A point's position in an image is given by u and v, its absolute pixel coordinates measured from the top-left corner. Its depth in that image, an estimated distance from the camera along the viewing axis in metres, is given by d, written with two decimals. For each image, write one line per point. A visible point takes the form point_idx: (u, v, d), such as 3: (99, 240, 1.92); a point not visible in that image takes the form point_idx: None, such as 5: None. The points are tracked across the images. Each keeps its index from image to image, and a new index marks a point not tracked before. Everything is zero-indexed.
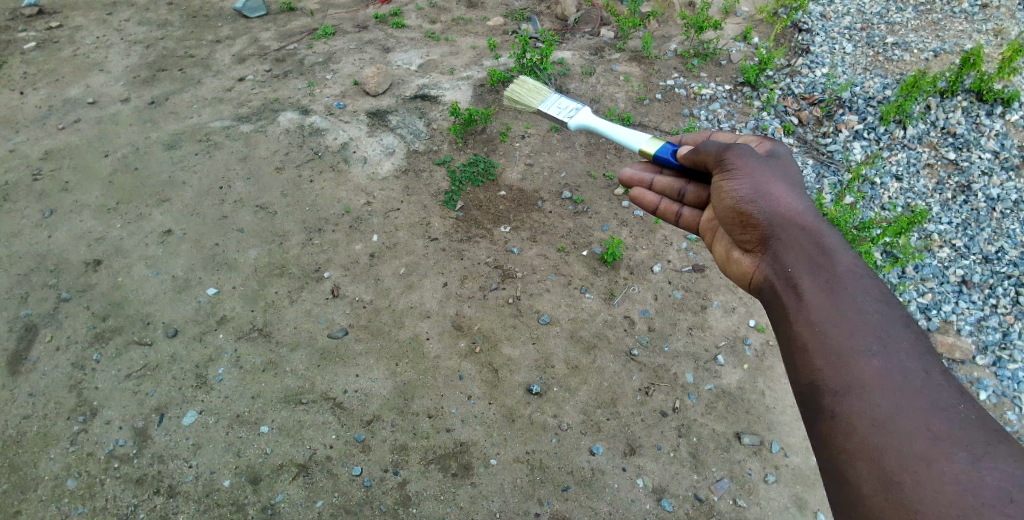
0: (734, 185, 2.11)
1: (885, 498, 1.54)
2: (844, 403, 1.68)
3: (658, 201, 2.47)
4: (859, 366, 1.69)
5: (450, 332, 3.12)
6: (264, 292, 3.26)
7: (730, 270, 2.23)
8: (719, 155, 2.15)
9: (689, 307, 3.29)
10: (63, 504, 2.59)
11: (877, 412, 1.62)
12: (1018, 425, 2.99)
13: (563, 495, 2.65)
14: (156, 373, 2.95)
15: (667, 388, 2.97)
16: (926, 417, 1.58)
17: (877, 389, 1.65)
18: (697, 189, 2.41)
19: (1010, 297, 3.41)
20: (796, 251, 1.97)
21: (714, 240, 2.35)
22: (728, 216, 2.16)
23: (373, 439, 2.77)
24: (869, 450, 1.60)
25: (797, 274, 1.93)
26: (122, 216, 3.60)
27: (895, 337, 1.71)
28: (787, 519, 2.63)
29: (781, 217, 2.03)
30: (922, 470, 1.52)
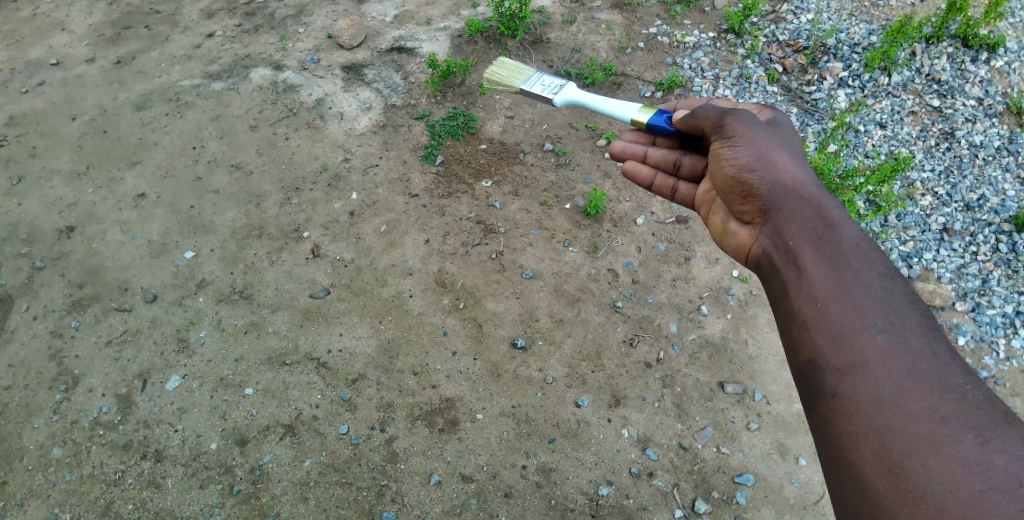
0: (733, 151, 2.06)
1: (891, 482, 1.50)
2: (848, 383, 1.64)
3: (653, 175, 2.47)
4: (863, 344, 1.66)
5: (434, 289, 3.10)
6: (243, 254, 3.20)
7: (728, 242, 2.19)
8: (719, 120, 2.09)
9: (672, 259, 3.28)
10: (49, 472, 2.57)
11: (882, 391, 1.59)
12: (994, 369, 3.04)
13: (550, 447, 2.68)
14: (137, 339, 2.91)
15: (651, 339, 2.99)
16: (931, 398, 1.55)
17: (882, 368, 1.62)
18: (692, 160, 2.39)
19: (990, 245, 3.44)
20: (797, 224, 1.93)
21: (710, 210, 2.31)
22: (727, 187, 2.11)
23: (360, 397, 2.77)
24: (875, 432, 1.56)
25: (799, 246, 1.90)
26: (93, 180, 3.49)
27: (900, 314, 1.69)
28: (769, 464, 2.69)
29: (784, 187, 1.99)
30: (929, 452, 1.49)
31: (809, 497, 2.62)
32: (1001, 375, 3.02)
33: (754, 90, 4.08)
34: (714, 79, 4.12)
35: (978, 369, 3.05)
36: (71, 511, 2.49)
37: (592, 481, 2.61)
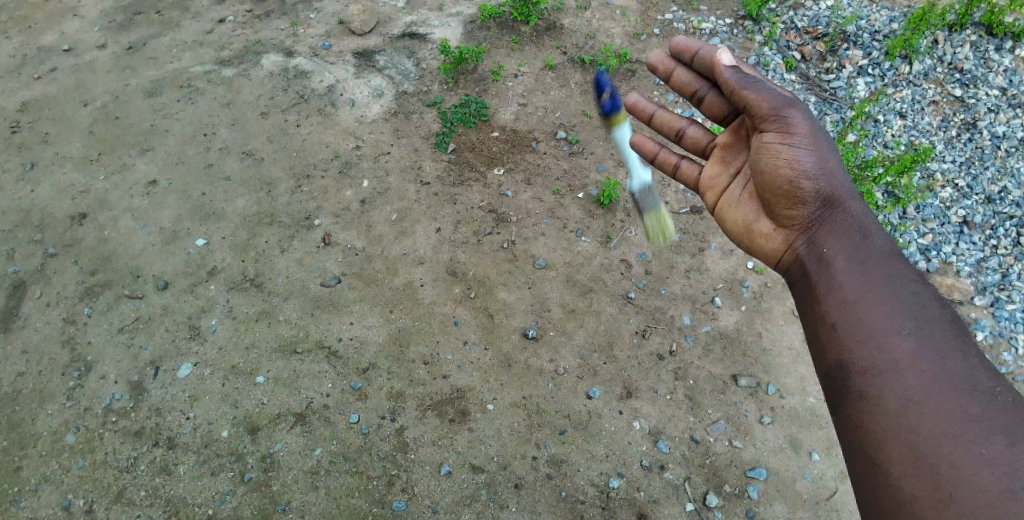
0: (791, 149, 1.99)
1: (918, 481, 1.53)
2: (874, 383, 1.67)
3: (658, 149, 2.42)
4: (893, 345, 1.69)
5: (445, 278, 3.09)
6: (254, 242, 3.20)
7: (747, 236, 2.16)
8: (781, 111, 2.00)
9: (686, 250, 3.24)
10: (63, 458, 2.59)
11: (909, 393, 1.62)
12: (1013, 366, 2.99)
13: (561, 439, 2.67)
14: (149, 326, 2.92)
15: (663, 331, 2.97)
16: (961, 400, 1.59)
17: (909, 370, 1.65)
18: (697, 133, 2.36)
19: (1011, 238, 3.37)
20: (835, 231, 1.96)
21: (723, 199, 2.23)
22: (771, 182, 2.04)
23: (370, 386, 2.76)
24: (900, 430, 1.59)
25: (835, 252, 1.92)
26: (105, 167, 3.50)
27: (930, 319, 1.73)
28: (781, 459, 2.67)
29: (832, 193, 1.99)
30: (957, 452, 1.53)
31: (821, 493, 2.60)
32: (1020, 372, 2.97)
33: (771, 77, 4.00)
34: None
35: (997, 365, 2.99)
36: (84, 497, 2.51)
37: (602, 474, 2.60)
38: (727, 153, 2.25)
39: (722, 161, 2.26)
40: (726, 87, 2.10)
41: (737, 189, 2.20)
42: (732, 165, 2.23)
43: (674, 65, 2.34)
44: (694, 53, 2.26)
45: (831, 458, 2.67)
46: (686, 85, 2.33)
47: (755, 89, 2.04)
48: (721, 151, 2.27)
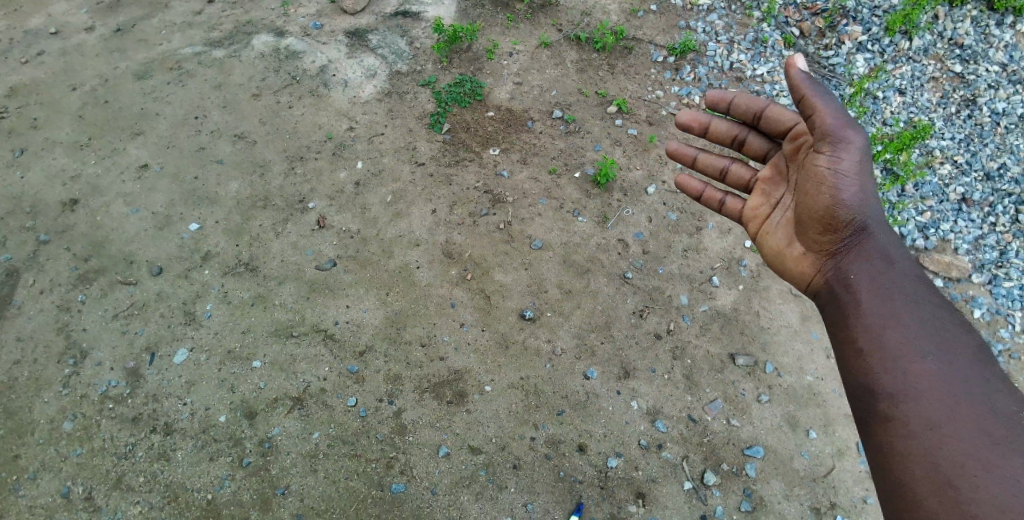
0: (838, 176, 2.04)
1: (941, 499, 1.60)
2: (899, 405, 1.74)
3: (703, 187, 2.46)
4: (917, 369, 1.77)
5: (440, 259, 3.07)
6: (248, 225, 3.17)
7: (780, 258, 2.25)
8: (838, 135, 2.03)
9: (684, 229, 3.22)
10: (61, 446, 2.58)
11: (933, 415, 1.70)
12: (1010, 342, 2.99)
13: (558, 420, 2.67)
14: (144, 312, 2.91)
15: (661, 311, 2.96)
16: (982, 422, 1.68)
17: (933, 393, 1.73)
18: (740, 169, 2.41)
19: (1009, 216, 3.35)
20: (864, 260, 2.03)
21: (764, 227, 2.30)
22: (811, 208, 2.10)
23: (367, 369, 2.75)
24: (925, 450, 1.66)
25: (863, 280, 1.99)
26: (96, 152, 3.45)
27: (952, 344, 1.82)
28: (779, 437, 2.67)
29: (866, 221, 2.06)
30: (978, 471, 1.60)
31: (819, 470, 2.61)
32: (1017, 349, 2.97)
33: (770, 54, 3.95)
34: (728, 43, 3.99)
35: (994, 342, 2.99)
36: (83, 484, 2.51)
37: (600, 453, 2.60)
38: (768, 185, 2.30)
39: (764, 192, 2.31)
40: (798, 93, 2.06)
41: (778, 216, 2.26)
42: (774, 194, 2.28)
43: (707, 117, 2.41)
44: (729, 104, 2.33)
45: (828, 436, 2.68)
46: (724, 133, 2.41)
47: (823, 103, 2.04)
48: (763, 183, 2.32)
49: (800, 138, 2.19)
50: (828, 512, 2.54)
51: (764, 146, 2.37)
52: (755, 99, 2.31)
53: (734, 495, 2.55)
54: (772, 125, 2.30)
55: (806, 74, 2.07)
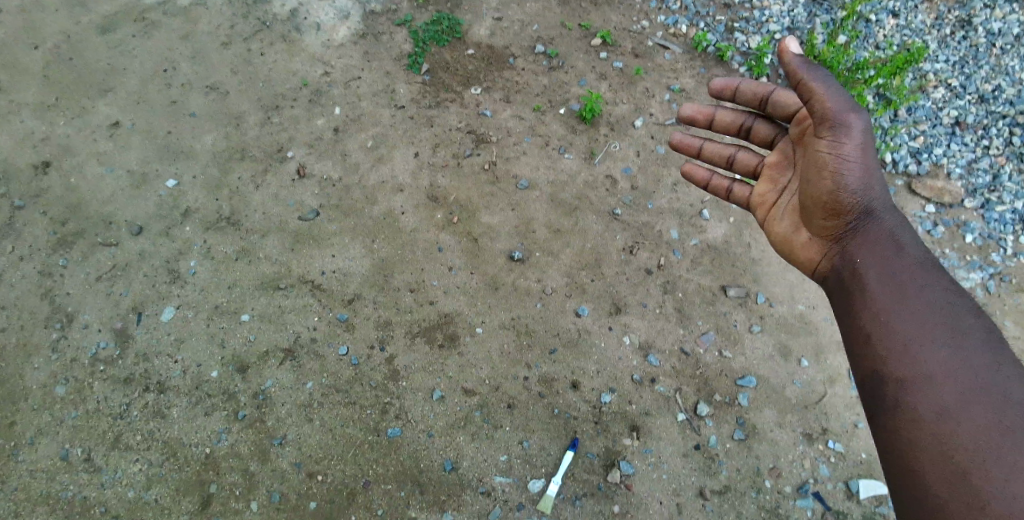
0: (840, 161, 1.93)
1: (952, 487, 1.55)
2: (908, 392, 1.68)
3: (709, 175, 2.39)
4: (926, 356, 1.70)
5: (425, 204, 3.01)
6: (227, 179, 3.08)
7: (786, 248, 2.14)
8: (840, 119, 1.91)
9: (673, 162, 3.16)
10: (55, 410, 2.54)
11: (944, 402, 1.63)
12: (1001, 266, 2.98)
13: (551, 358, 2.67)
14: (127, 273, 2.84)
15: (651, 246, 2.93)
16: (996, 408, 1.60)
17: (943, 379, 1.66)
18: (747, 156, 2.32)
19: (1003, 138, 3.29)
20: (871, 246, 1.93)
21: (770, 213, 2.19)
22: (814, 195, 2.00)
23: (357, 317, 2.73)
24: (936, 437, 1.60)
25: (869, 268, 1.90)
26: (63, 112, 3.27)
27: (964, 328, 1.73)
28: (771, 366, 2.69)
29: (872, 205, 1.96)
30: (991, 458, 1.54)
31: (811, 397, 2.64)
32: (1007, 272, 2.97)
33: None
34: None
35: (985, 266, 2.98)
36: (81, 446, 2.48)
37: (594, 389, 2.62)
38: (774, 170, 2.19)
39: (770, 178, 2.20)
40: (794, 79, 1.93)
41: (785, 202, 2.14)
42: (781, 179, 2.17)
43: (713, 108, 2.37)
44: (734, 91, 2.27)
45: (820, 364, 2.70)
46: (730, 122, 2.35)
47: (822, 85, 1.90)
48: (770, 168, 2.21)
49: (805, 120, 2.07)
50: (820, 438, 2.57)
51: (770, 133, 2.28)
52: (760, 83, 2.26)
53: (728, 425, 2.57)
54: (778, 108, 2.23)
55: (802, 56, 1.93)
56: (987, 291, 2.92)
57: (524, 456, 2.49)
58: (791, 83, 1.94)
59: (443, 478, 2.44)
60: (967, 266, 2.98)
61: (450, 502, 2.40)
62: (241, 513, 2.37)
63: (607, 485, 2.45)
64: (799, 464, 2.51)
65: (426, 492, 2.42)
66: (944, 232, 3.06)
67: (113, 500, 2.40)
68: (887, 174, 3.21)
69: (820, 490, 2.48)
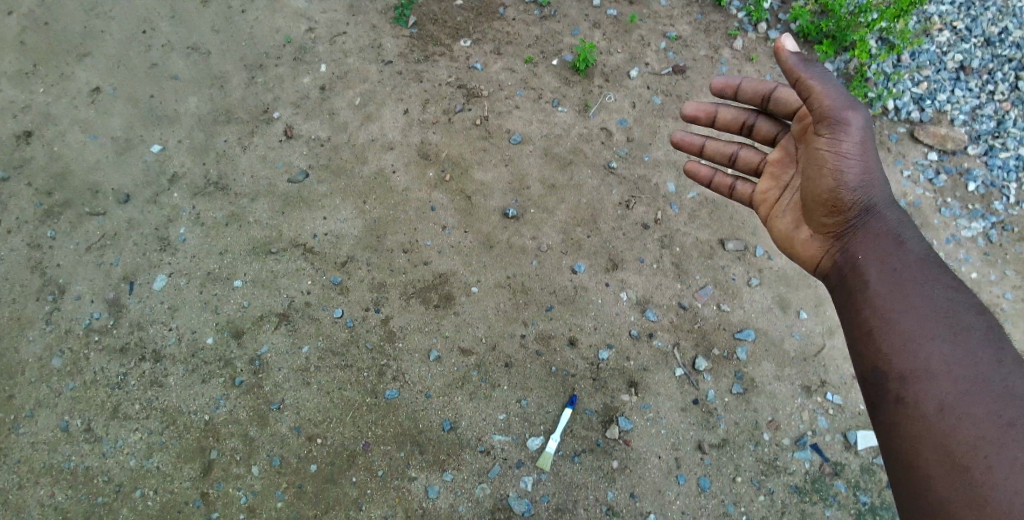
0: (840, 158, 1.90)
1: (955, 485, 1.49)
2: (910, 387, 1.62)
3: (712, 173, 2.31)
4: (927, 349, 1.64)
5: (417, 162, 2.94)
6: (213, 142, 2.99)
7: (790, 247, 2.09)
8: (840, 116, 1.87)
9: (669, 113, 3.08)
10: (53, 382, 2.52)
11: (945, 397, 1.57)
12: (1003, 214, 2.93)
13: (548, 315, 2.64)
14: (117, 242, 2.77)
15: (648, 200, 2.87)
16: (999, 403, 1.54)
17: (946, 374, 1.60)
18: (749, 153, 2.27)
19: (1008, 83, 3.20)
20: (873, 243, 1.89)
21: (772, 211, 2.14)
22: (815, 193, 1.96)
23: (350, 280, 2.70)
24: (939, 434, 1.54)
25: (870, 264, 1.86)
26: (43, 79, 3.10)
27: (965, 322, 1.67)
28: (769, 319, 2.67)
29: (873, 201, 1.92)
30: (994, 455, 1.48)
31: (809, 350, 2.63)
32: (1010, 221, 2.92)
33: None
34: None
35: (988, 215, 2.93)
36: (80, 417, 2.46)
37: (592, 346, 2.60)
38: (776, 167, 2.13)
39: (771, 175, 2.15)
40: (792, 77, 1.90)
41: (787, 200, 2.09)
42: (782, 177, 2.12)
43: (714, 106, 2.32)
44: (736, 88, 2.23)
45: (819, 316, 2.68)
46: (733, 119, 2.30)
47: (820, 82, 1.87)
48: (771, 166, 2.15)
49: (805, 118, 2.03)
50: (818, 390, 2.57)
51: (774, 131, 2.25)
52: (761, 81, 2.20)
53: (726, 379, 2.57)
54: (780, 105, 2.18)
55: (799, 54, 1.89)
56: (989, 240, 2.87)
57: (522, 415, 2.49)
58: (790, 80, 1.91)
59: (442, 437, 2.45)
60: (969, 215, 2.92)
61: (450, 461, 2.41)
62: (243, 478, 2.38)
63: (606, 441, 2.45)
64: (797, 417, 2.52)
65: (425, 452, 2.42)
66: (946, 181, 3.00)
67: (115, 469, 2.40)
68: (888, 122, 3.13)
69: (819, 441, 2.49)
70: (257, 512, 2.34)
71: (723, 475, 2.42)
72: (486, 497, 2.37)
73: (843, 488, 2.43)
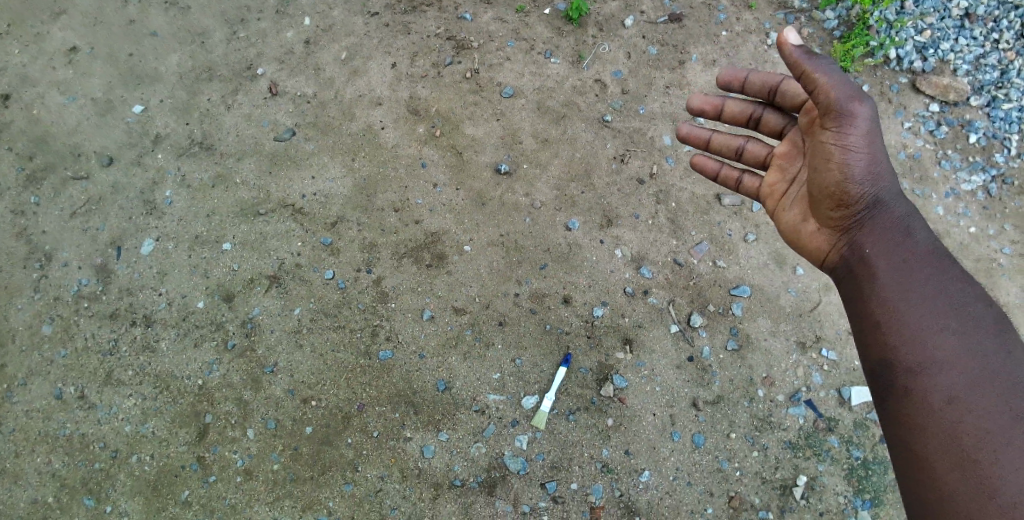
0: (846, 151, 1.83)
1: (961, 477, 1.54)
2: (919, 381, 1.64)
3: (719, 166, 2.21)
4: (936, 343, 1.66)
5: (406, 118, 2.86)
6: (196, 101, 2.90)
7: (797, 241, 2.02)
8: (844, 109, 1.81)
9: (665, 64, 2.98)
10: (45, 350, 2.50)
11: (954, 392, 1.61)
12: (1004, 167, 2.87)
13: (541, 274, 2.61)
14: (102, 206, 2.71)
15: (643, 154, 2.81)
16: (1005, 398, 1.59)
17: (953, 367, 1.63)
18: (756, 147, 2.15)
19: (1014, 31, 3.09)
20: (881, 236, 1.85)
21: (779, 204, 2.06)
22: (821, 186, 1.90)
23: (341, 241, 2.65)
24: (947, 428, 1.58)
25: (878, 257, 1.82)
26: (17, 39, 2.98)
27: (973, 317, 1.69)
28: (765, 275, 2.64)
29: (880, 194, 1.87)
30: (999, 451, 1.54)
31: (805, 306, 2.61)
32: (1010, 174, 2.86)
33: None
34: None
35: (989, 168, 2.87)
36: (74, 384, 2.46)
37: (586, 304, 2.58)
38: (784, 160, 2.05)
39: (779, 168, 2.06)
40: (795, 70, 1.82)
41: (794, 192, 2.01)
42: (789, 169, 2.03)
43: (721, 98, 2.21)
44: (742, 82, 2.14)
45: (815, 271, 2.64)
46: (740, 112, 2.19)
47: (825, 74, 1.80)
48: (779, 158, 2.07)
49: (811, 109, 1.95)
50: (813, 346, 2.56)
51: (781, 123, 2.15)
52: (769, 73, 2.12)
53: (720, 335, 2.55)
54: (788, 98, 2.09)
55: (802, 45, 1.81)
56: (989, 194, 2.82)
57: (517, 374, 2.49)
58: (793, 73, 1.83)
59: (436, 397, 2.45)
60: (969, 168, 2.86)
61: (445, 422, 2.42)
62: (239, 441, 2.39)
63: (600, 399, 2.46)
64: (792, 373, 2.52)
65: (420, 413, 2.43)
66: (947, 133, 2.93)
67: (111, 435, 2.40)
68: (889, 72, 3.04)
69: (812, 397, 2.49)
70: (254, 474, 2.36)
71: (717, 431, 2.43)
72: (481, 456, 2.38)
73: (836, 443, 2.44)
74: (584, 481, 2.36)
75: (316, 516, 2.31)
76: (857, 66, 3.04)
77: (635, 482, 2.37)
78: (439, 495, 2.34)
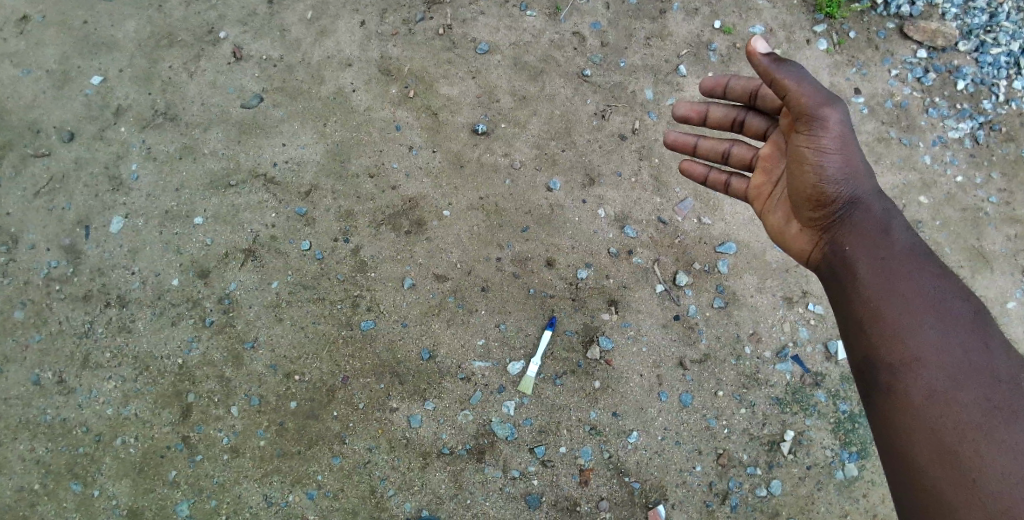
0: (820, 154, 1.81)
1: (946, 468, 1.50)
2: (902, 376, 1.61)
3: (706, 170, 2.18)
4: (917, 338, 1.62)
5: (377, 79, 2.75)
6: (156, 69, 2.77)
7: (784, 242, 2.00)
8: (815, 115, 1.78)
9: (646, 13, 2.88)
10: (18, 336, 2.43)
11: (935, 384, 1.57)
12: (992, 114, 2.82)
13: (524, 236, 2.56)
14: (66, 184, 2.60)
15: (625, 110, 2.73)
16: (984, 388, 1.56)
17: (935, 360, 1.59)
18: (743, 150, 2.13)
19: None
20: (860, 235, 1.81)
21: (766, 205, 2.04)
22: (800, 189, 1.88)
23: (316, 210, 2.58)
24: (928, 420, 1.55)
25: (857, 255, 1.79)
26: None
27: (951, 310, 1.65)
28: (751, 231, 2.61)
29: (858, 193, 1.84)
30: (981, 440, 1.50)
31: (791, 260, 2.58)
32: (998, 120, 2.81)
33: None
34: None
35: (976, 115, 2.81)
36: (51, 369, 2.40)
37: (571, 266, 2.54)
38: (768, 163, 2.02)
39: (764, 170, 2.03)
40: (765, 78, 1.82)
41: (779, 193, 1.99)
42: (773, 170, 2.01)
43: (705, 105, 2.19)
44: (724, 87, 2.11)
45: None
46: (723, 116, 2.16)
47: (795, 81, 1.79)
48: (763, 160, 2.04)
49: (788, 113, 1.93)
50: (800, 301, 2.54)
51: (764, 126, 2.10)
52: (749, 78, 2.07)
53: (707, 294, 2.53)
54: (770, 101, 2.05)
55: (771, 53, 1.81)
56: (976, 142, 2.78)
57: (502, 339, 2.46)
58: (764, 81, 1.83)
59: (421, 367, 2.42)
60: (957, 116, 2.81)
61: (431, 391, 2.39)
62: (223, 419, 2.36)
63: (587, 362, 2.44)
64: (778, 329, 2.51)
65: (405, 383, 2.40)
66: (935, 80, 2.86)
67: (93, 419, 2.36)
68: (877, 17, 2.95)
69: (799, 353, 2.49)
70: (240, 452, 2.33)
71: (704, 390, 2.43)
72: (468, 423, 2.37)
73: (823, 398, 2.45)
74: (572, 445, 2.36)
75: (305, 490, 2.30)
76: (844, 12, 2.93)
77: (624, 443, 2.37)
78: (428, 464, 2.33)
